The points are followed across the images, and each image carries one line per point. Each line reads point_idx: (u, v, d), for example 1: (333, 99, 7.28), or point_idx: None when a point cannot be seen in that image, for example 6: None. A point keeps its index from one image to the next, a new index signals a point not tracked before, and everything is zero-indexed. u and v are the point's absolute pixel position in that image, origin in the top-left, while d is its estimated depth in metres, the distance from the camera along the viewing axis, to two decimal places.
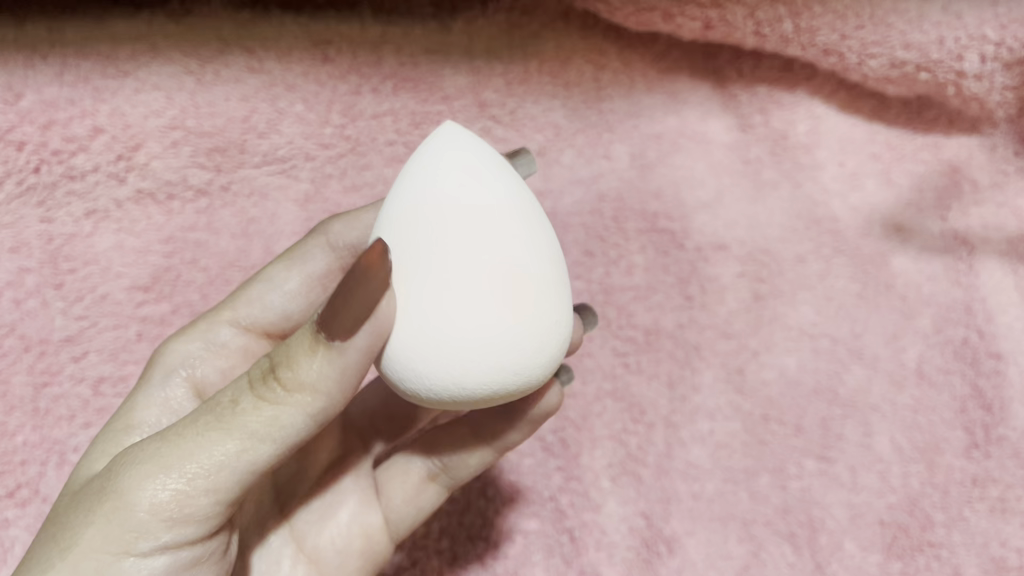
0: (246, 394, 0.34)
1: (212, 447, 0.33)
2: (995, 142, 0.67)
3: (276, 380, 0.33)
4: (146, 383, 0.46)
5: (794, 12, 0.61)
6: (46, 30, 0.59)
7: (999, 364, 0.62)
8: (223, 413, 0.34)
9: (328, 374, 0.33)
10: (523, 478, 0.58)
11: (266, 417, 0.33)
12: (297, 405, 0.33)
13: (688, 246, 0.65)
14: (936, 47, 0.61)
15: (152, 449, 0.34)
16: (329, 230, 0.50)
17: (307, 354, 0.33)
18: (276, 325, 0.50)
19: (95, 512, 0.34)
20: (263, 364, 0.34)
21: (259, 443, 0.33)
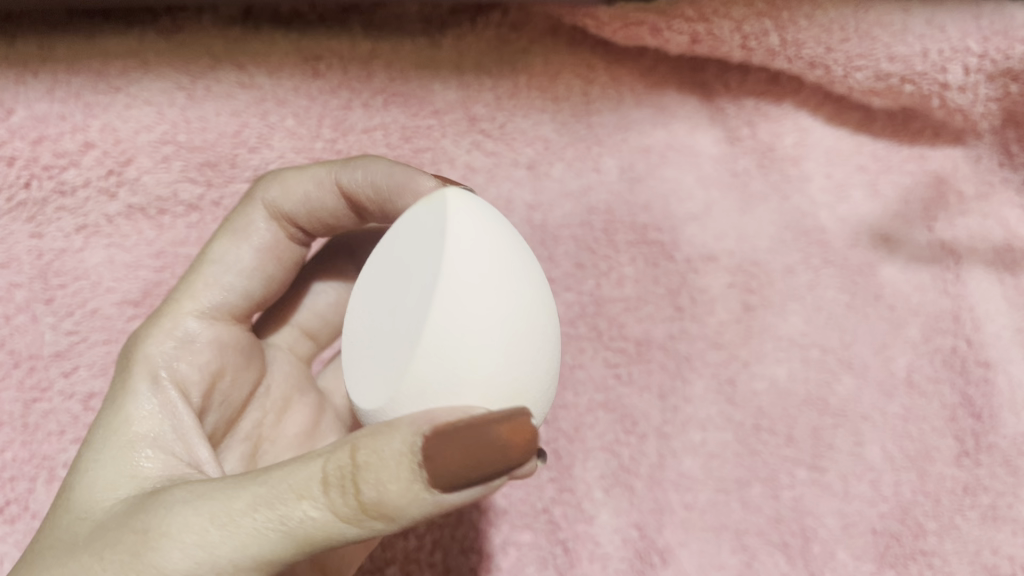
0: (315, 496, 0.32)
1: (266, 546, 0.33)
2: (980, 153, 0.68)
3: (355, 496, 0.32)
4: (131, 391, 0.43)
5: (779, 25, 0.62)
6: (37, 47, 0.60)
7: (987, 372, 0.63)
8: (285, 510, 0.33)
9: (411, 511, 0.32)
10: (517, 491, 0.58)
11: (328, 527, 0.32)
12: (367, 525, 0.32)
13: (678, 258, 0.65)
14: (920, 60, 0.62)
15: (201, 525, 0.34)
16: (264, 195, 0.51)
17: (401, 485, 0.31)
18: (241, 305, 0.49)
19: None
20: (343, 461, 0.32)
21: (316, 548, 0.33)
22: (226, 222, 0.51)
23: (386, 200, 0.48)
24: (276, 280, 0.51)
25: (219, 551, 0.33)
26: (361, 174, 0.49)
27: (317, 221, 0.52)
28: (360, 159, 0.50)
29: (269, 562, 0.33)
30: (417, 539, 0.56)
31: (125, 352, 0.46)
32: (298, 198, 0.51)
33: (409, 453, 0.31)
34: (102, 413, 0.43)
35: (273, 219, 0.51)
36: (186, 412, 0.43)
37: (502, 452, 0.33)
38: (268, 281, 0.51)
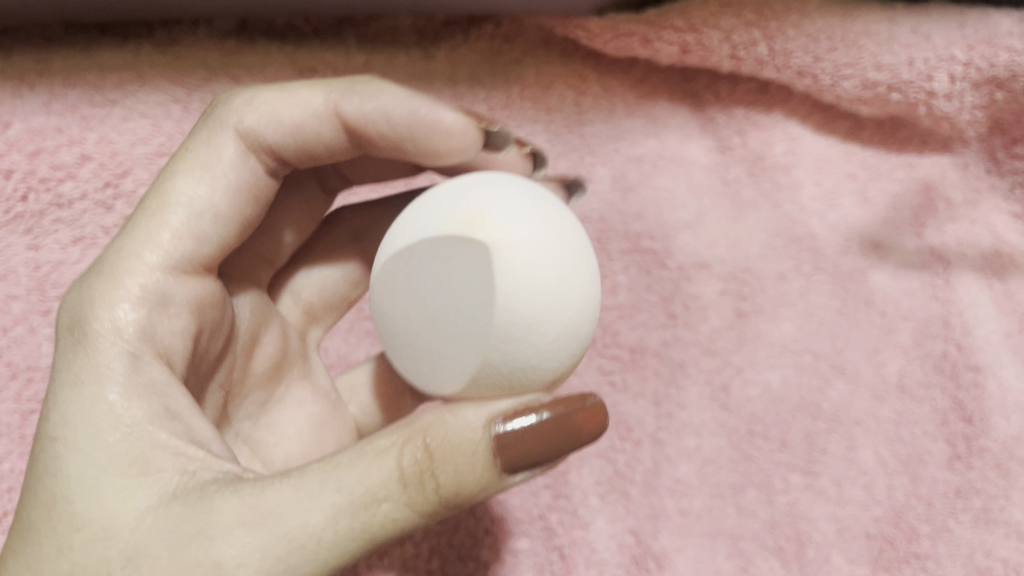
0: (394, 496, 0.33)
1: (343, 555, 0.33)
2: (967, 160, 0.70)
3: (434, 487, 0.33)
4: (108, 373, 0.37)
5: (768, 35, 0.63)
6: (33, 61, 0.61)
7: (978, 376, 0.64)
8: (366, 516, 0.33)
9: (478, 497, 0.34)
10: (513, 498, 0.58)
11: (402, 522, 0.33)
12: (434, 515, 0.34)
13: (671, 265, 0.66)
14: (906, 68, 0.63)
15: (273, 549, 0.32)
16: (238, 121, 0.46)
17: (482, 476, 0.34)
18: (210, 255, 0.44)
19: None
20: (418, 454, 0.33)
21: (379, 543, 0.34)
22: (185, 150, 0.45)
23: (403, 138, 0.48)
24: (251, 219, 0.46)
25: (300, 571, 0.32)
26: (370, 103, 0.48)
27: (305, 152, 0.49)
28: (364, 84, 0.48)
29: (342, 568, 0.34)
30: (413, 548, 0.56)
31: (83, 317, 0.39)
32: (284, 125, 0.47)
33: (483, 441, 0.34)
34: (69, 402, 0.37)
35: (248, 149, 0.46)
36: (175, 386, 0.38)
37: (577, 434, 0.37)
38: (243, 222, 0.46)
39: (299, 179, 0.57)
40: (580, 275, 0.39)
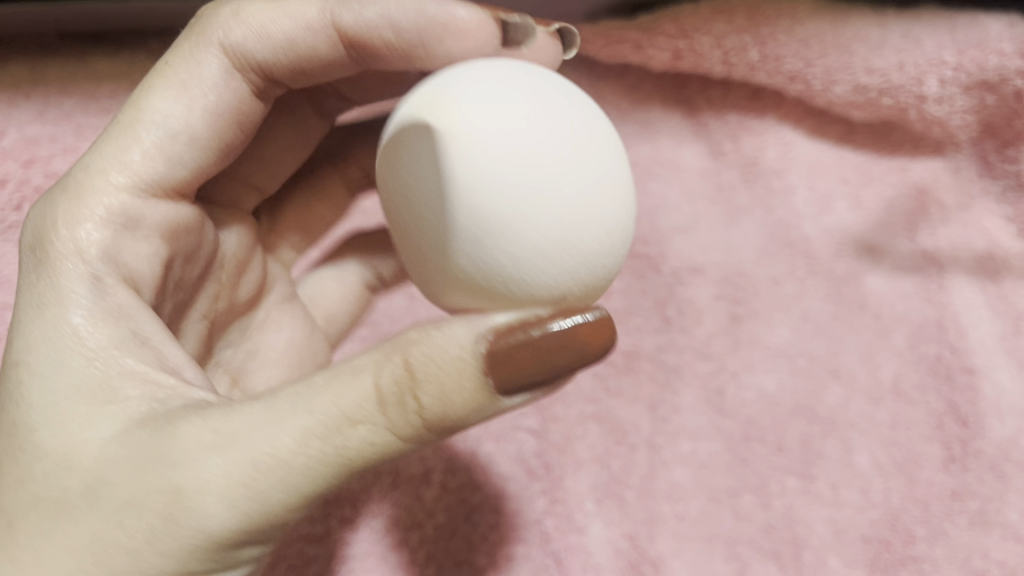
0: (372, 419, 0.33)
1: (317, 478, 0.33)
2: (959, 164, 0.71)
3: (414, 409, 0.32)
4: (69, 297, 0.38)
5: (759, 41, 0.65)
6: (29, 69, 0.64)
7: (973, 379, 0.64)
8: (339, 441, 0.33)
9: (478, 416, 0.33)
10: (510, 503, 0.58)
11: (383, 444, 0.33)
12: (420, 439, 0.34)
13: (664, 270, 0.66)
14: (897, 73, 0.65)
15: (241, 475, 0.33)
16: (223, 35, 0.45)
17: (470, 397, 0.32)
18: (184, 179, 0.44)
19: (164, 534, 0.34)
20: (397, 374, 0.32)
21: (357, 471, 0.34)
22: (165, 65, 0.45)
23: (413, 43, 0.47)
24: (228, 144, 0.46)
25: (271, 496, 0.33)
26: (372, 9, 0.46)
27: (296, 66, 0.47)
28: None
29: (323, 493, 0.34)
30: (410, 553, 0.56)
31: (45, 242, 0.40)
32: (273, 40, 0.46)
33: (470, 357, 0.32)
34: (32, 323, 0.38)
35: (233, 66, 0.45)
36: (138, 311, 0.39)
37: (581, 349, 0.34)
38: (220, 145, 0.46)
39: (292, 104, 0.56)
40: (546, 196, 0.35)
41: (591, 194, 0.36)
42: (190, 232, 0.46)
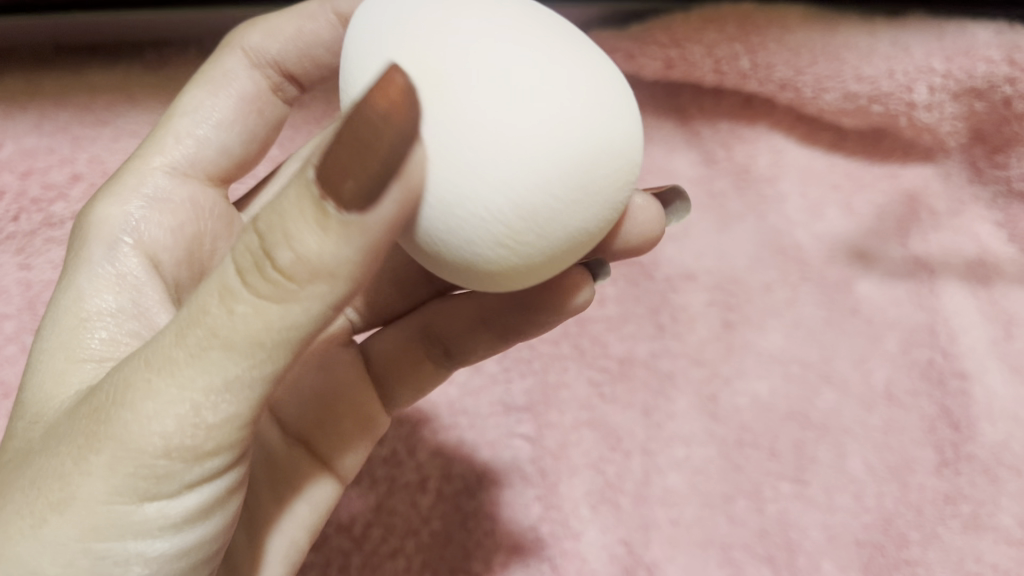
0: (238, 293, 0.28)
1: (218, 370, 0.29)
2: (949, 170, 0.71)
3: (273, 269, 0.27)
4: (88, 261, 0.41)
5: (750, 50, 0.72)
6: (26, 83, 0.64)
7: (964, 383, 0.64)
8: (215, 320, 0.28)
9: (346, 254, 0.27)
10: (505, 510, 0.58)
11: (268, 320, 0.28)
12: (312, 295, 0.28)
13: (658, 277, 0.67)
14: (886, 79, 0.71)
15: (138, 382, 0.30)
16: (243, 42, 0.48)
17: (312, 229, 0.27)
18: (217, 164, 0.47)
19: (87, 464, 0.31)
20: (248, 242, 0.28)
21: (272, 350, 0.29)
22: (198, 72, 0.49)
23: None
24: (260, 136, 0.49)
25: (172, 397, 0.29)
26: None
27: (309, 62, 0.49)
28: None
29: (238, 388, 0.29)
30: (406, 561, 0.55)
31: (84, 218, 0.44)
32: (283, 35, 0.48)
33: (304, 191, 0.26)
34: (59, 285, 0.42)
35: (253, 65, 0.48)
36: (148, 280, 0.41)
37: (386, 125, 0.26)
38: (251, 137, 0.49)
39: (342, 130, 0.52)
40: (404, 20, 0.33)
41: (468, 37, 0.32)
42: (227, 226, 0.47)
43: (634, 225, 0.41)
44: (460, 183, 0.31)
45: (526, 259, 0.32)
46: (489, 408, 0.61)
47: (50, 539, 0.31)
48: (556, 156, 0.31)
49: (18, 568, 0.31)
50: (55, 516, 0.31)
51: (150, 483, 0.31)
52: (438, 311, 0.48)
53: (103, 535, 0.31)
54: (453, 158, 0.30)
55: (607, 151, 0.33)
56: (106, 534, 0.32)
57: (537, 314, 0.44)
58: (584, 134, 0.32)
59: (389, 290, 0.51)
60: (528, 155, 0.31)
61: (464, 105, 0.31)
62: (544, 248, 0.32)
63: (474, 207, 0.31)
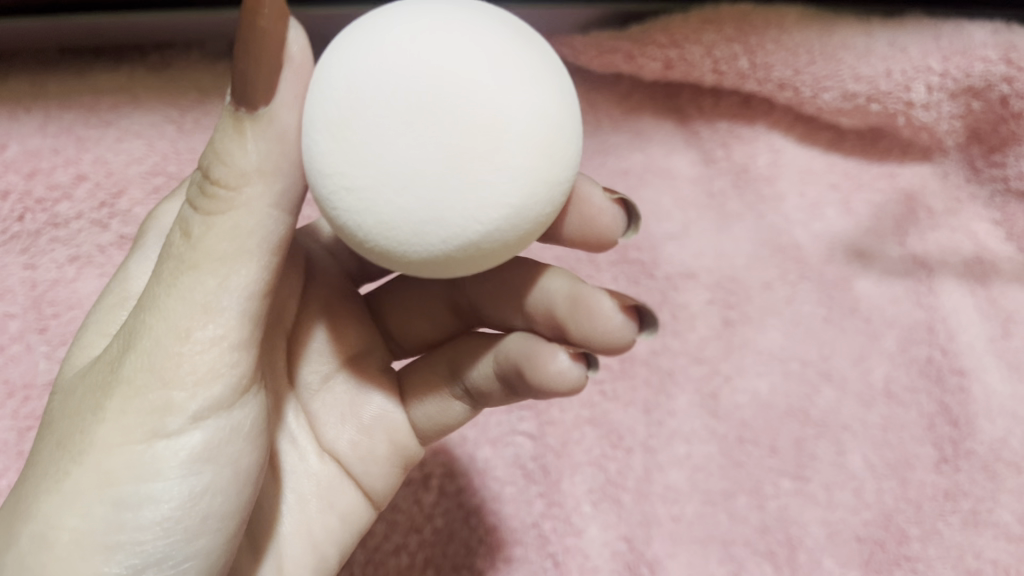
0: (197, 222, 0.34)
1: (198, 289, 0.34)
2: (947, 169, 0.72)
3: (212, 184, 0.34)
4: (140, 248, 0.44)
5: (749, 50, 0.66)
6: (29, 84, 0.65)
7: (963, 380, 0.65)
8: (189, 249, 0.34)
9: (270, 153, 0.34)
10: (507, 506, 0.58)
11: (230, 234, 0.34)
12: (254, 198, 0.34)
13: (658, 276, 0.67)
14: (884, 80, 0.66)
15: (134, 325, 0.35)
16: None
17: (234, 141, 0.33)
18: None
19: (102, 410, 0.35)
20: (198, 182, 0.35)
21: (242, 261, 0.35)
22: None
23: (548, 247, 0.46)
24: None
25: (162, 323, 0.35)
26: None
27: None
28: None
29: (217, 307, 0.35)
30: (408, 557, 0.56)
31: (154, 213, 0.46)
32: None
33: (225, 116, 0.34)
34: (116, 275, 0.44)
35: None
36: None
37: (270, 30, 0.33)
38: None
39: None
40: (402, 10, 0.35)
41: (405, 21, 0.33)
42: None
43: (595, 330, 0.42)
44: (328, 104, 0.33)
45: (368, 216, 0.32)
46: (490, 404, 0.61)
47: (71, 489, 0.35)
48: (406, 102, 0.31)
49: (50, 525, 0.35)
50: (75, 467, 0.35)
51: (155, 415, 0.35)
52: (465, 359, 0.46)
53: (118, 479, 0.35)
54: (349, 65, 0.33)
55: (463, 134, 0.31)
56: (120, 479, 0.35)
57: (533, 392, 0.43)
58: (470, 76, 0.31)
59: (417, 315, 0.49)
60: (396, 80, 0.31)
61: (360, 60, 0.33)
62: (381, 207, 0.32)
63: (330, 152, 0.33)
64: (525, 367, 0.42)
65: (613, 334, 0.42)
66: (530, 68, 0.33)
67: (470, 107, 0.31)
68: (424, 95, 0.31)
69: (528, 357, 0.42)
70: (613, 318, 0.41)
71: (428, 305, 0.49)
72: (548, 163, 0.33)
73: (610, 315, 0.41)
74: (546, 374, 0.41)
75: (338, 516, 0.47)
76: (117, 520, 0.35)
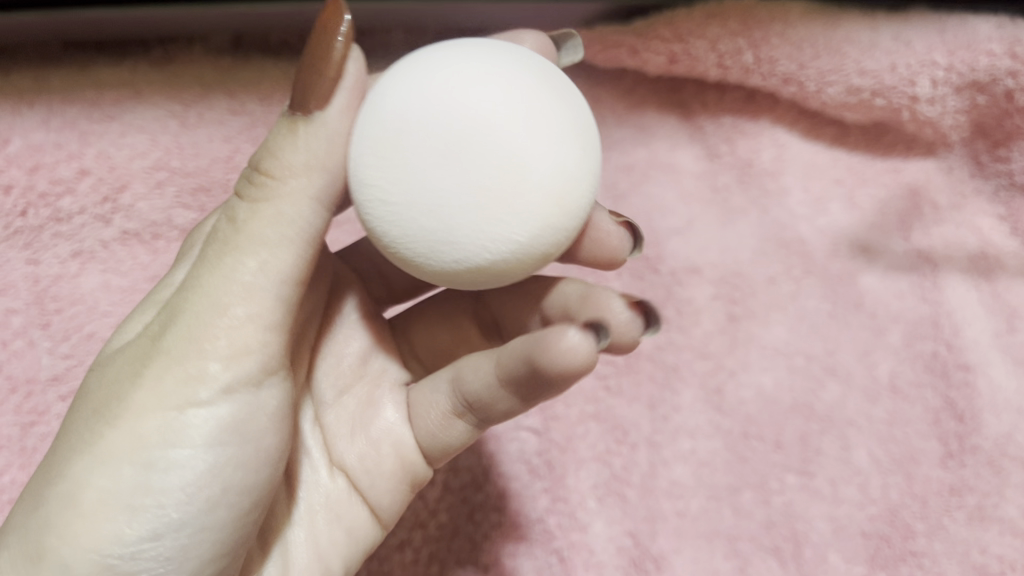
0: (243, 207, 0.37)
1: (238, 266, 0.36)
2: (951, 165, 0.72)
3: (259, 175, 0.37)
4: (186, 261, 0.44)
5: (753, 44, 0.66)
6: (32, 79, 0.64)
7: (968, 375, 0.65)
8: (234, 227, 0.37)
9: (315, 148, 0.36)
10: (512, 501, 0.58)
11: (270, 219, 0.36)
12: (294, 188, 0.36)
13: (663, 271, 0.66)
14: (889, 74, 0.66)
15: (178, 297, 0.37)
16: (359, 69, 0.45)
17: (285, 138, 0.37)
18: None
19: (140, 375, 0.36)
20: (247, 175, 0.38)
21: (277, 245, 0.36)
22: None
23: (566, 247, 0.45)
24: None
25: (203, 294, 0.36)
26: None
27: None
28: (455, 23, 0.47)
29: (255, 286, 0.36)
30: (413, 552, 0.56)
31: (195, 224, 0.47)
32: None
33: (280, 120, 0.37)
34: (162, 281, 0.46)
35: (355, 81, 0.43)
36: None
37: (331, 49, 0.37)
38: None
39: None
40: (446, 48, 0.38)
41: (446, 65, 0.36)
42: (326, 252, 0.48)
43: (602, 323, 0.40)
44: (371, 133, 0.36)
45: (398, 235, 0.35)
46: None
47: (102, 450, 0.36)
48: (440, 141, 0.34)
49: (77, 480, 0.36)
50: (109, 428, 0.36)
51: (189, 382, 0.36)
52: (463, 373, 0.44)
53: (148, 442, 0.36)
54: (403, 79, 0.36)
55: (488, 174, 0.34)
56: (151, 442, 0.36)
57: (546, 384, 0.39)
58: (500, 101, 0.34)
59: (445, 337, 0.51)
60: (432, 120, 0.34)
61: (401, 94, 0.35)
62: (408, 229, 0.34)
63: (367, 175, 0.35)
64: (534, 358, 0.39)
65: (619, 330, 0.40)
66: (566, 106, 0.36)
67: (495, 155, 0.34)
68: (457, 136, 0.34)
69: (535, 347, 0.39)
70: (620, 316, 0.40)
71: (454, 322, 0.51)
72: (563, 199, 0.35)
73: (619, 312, 0.40)
74: (551, 358, 0.38)
75: (345, 531, 0.47)
76: (141, 484, 0.36)
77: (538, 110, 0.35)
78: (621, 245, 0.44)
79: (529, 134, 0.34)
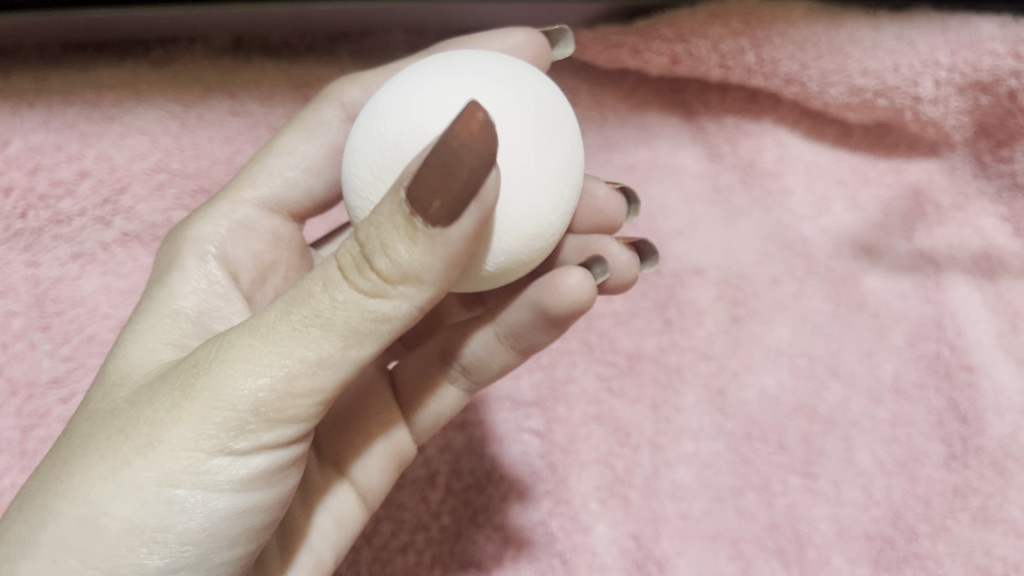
0: (337, 287, 0.32)
1: (315, 344, 0.32)
2: (954, 164, 0.72)
3: (371, 270, 0.31)
4: (178, 266, 0.46)
5: (755, 44, 0.66)
6: (32, 80, 0.64)
7: (972, 376, 0.64)
8: (321, 306, 0.32)
9: (431, 262, 0.31)
10: (515, 504, 0.58)
11: (360, 314, 0.32)
12: (400, 295, 0.32)
13: (665, 272, 0.66)
14: (891, 74, 0.66)
15: (239, 344, 0.33)
16: (343, 96, 0.51)
17: (404, 240, 0.30)
18: (301, 205, 0.51)
19: (181, 412, 0.34)
20: (352, 247, 0.31)
21: (361, 338, 0.32)
22: (298, 114, 0.52)
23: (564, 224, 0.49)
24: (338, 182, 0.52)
25: (268, 360, 0.33)
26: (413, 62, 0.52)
27: None
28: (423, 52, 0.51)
29: (325, 367, 0.33)
30: (415, 556, 0.56)
31: (175, 231, 0.49)
32: None
33: (395, 208, 0.30)
34: (150, 285, 0.46)
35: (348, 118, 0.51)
36: (232, 292, 0.46)
37: (469, 151, 0.30)
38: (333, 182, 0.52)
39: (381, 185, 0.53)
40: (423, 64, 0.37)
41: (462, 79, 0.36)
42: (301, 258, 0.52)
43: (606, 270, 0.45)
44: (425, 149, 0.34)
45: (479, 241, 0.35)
46: (496, 403, 0.60)
47: (132, 481, 0.34)
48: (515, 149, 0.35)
49: (94, 505, 0.34)
50: (137, 460, 0.34)
51: (232, 435, 0.34)
52: (450, 341, 0.47)
53: (179, 481, 0.34)
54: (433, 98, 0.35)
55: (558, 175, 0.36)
56: (179, 482, 0.34)
57: (558, 324, 0.43)
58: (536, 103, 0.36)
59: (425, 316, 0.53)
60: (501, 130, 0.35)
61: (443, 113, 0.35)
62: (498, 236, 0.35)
63: None
64: (545, 303, 0.43)
65: (623, 270, 0.45)
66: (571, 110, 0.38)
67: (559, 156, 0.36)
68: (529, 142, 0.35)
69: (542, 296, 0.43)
70: (620, 258, 0.45)
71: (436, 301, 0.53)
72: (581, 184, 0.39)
73: (618, 254, 0.45)
74: (559, 295, 0.42)
75: (334, 518, 0.46)
76: (165, 520, 0.35)
77: (560, 112, 0.38)
78: (620, 215, 0.49)
79: (565, 128, 0.37)
